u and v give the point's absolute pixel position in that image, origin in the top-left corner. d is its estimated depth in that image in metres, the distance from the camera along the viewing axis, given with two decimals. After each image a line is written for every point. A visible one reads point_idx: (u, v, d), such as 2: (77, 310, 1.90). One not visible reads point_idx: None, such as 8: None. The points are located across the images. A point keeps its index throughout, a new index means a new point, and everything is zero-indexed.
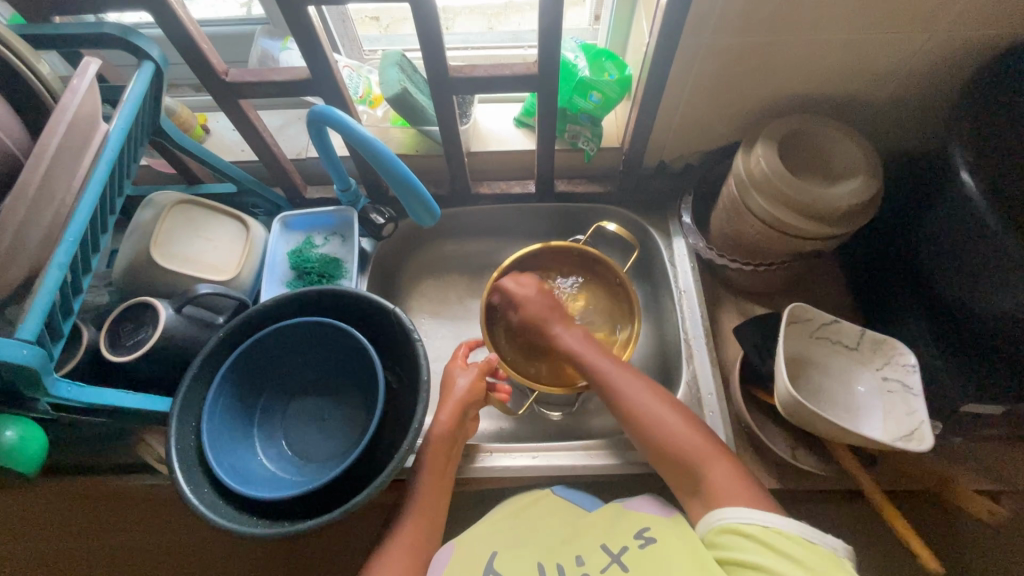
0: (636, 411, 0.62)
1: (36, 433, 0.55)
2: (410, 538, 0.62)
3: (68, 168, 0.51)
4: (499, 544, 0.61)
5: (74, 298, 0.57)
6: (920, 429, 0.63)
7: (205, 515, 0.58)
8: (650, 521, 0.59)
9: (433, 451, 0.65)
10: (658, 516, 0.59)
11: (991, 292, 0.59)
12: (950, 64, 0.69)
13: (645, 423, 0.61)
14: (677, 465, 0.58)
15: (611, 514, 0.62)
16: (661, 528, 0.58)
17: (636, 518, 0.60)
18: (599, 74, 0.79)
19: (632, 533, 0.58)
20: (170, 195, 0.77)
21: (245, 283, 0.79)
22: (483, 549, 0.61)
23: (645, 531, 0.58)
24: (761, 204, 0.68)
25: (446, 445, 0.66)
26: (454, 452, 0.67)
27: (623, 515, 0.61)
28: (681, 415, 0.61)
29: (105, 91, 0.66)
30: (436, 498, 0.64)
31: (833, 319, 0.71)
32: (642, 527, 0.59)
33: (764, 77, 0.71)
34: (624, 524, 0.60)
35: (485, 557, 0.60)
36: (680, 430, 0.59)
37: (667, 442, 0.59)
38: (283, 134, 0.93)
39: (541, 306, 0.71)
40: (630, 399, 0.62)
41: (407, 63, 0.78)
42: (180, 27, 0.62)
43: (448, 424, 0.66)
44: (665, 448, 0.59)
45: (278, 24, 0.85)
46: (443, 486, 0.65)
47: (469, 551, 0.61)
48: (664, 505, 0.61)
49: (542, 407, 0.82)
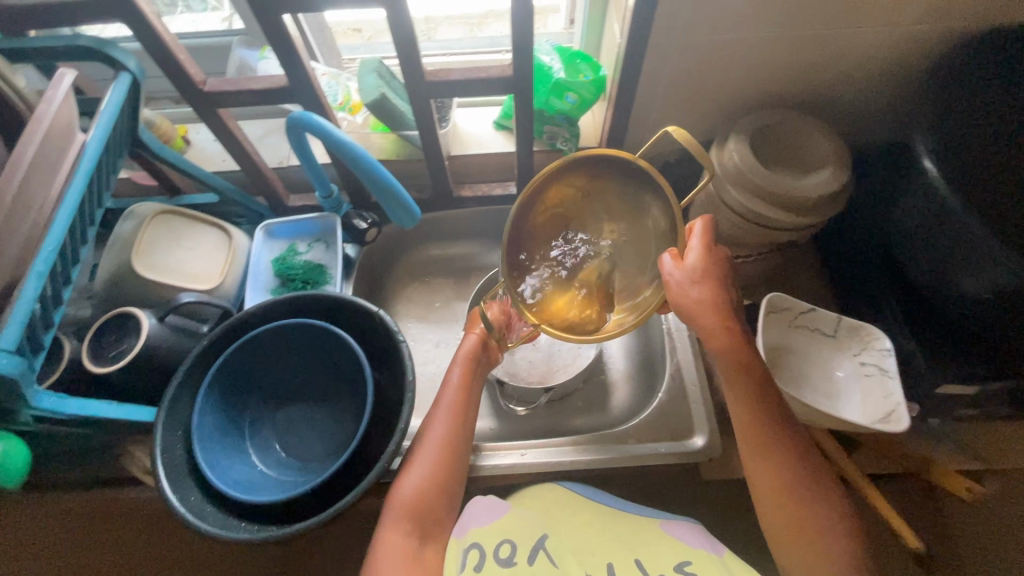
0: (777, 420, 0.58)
1: (20, 446, 0.55)
2: (410, 500, 0.60)
3: (43, 177, 0.51)
4: (550, 528, 0.64)
5: (55, 310, 0.57)
6: (896, 411, 0.65)
7: (193, 522, 0.59)
8: (689, 555, 0.61)
9: (441, 413, 0.65)
10: (700, 550, 0.61)
11: (961, 275, 0.60)
12: (913, 55, 0.71)
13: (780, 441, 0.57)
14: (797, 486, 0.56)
15: (649, 533, 0.64)
16: (702, 564, 0.60)
17: (676, 548, 0.62)
18: (574, 75, 0.81)
19: (671, 565, 0.60)
20: (151, 206, 0.77)
21: (228, 292, 0.79)
22: (536, 527, 0.65)
23: (686, 566, 0.60)
24: (734, 196, 0.70)
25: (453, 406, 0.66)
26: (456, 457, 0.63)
27: (663, 540, 0.63)
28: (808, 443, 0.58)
29: (83, 104, 0.67)
30: (446, 452, 0.63)
31: (811, 307, 0.73)
32: (682, 561, 0.60)
33: (733, 73, 0.73)
34: (666, 548, 0.62)
35: (537, 535, 0.63)
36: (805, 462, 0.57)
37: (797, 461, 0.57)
38: (264, 144, 0.93)
39: (703, 295, 0.54)
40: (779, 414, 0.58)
41: (385, 69, 0.79)
42: (155, 37, 0.62)
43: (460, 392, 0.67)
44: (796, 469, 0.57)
45: (255, 34, 0.86)
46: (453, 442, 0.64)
47: (523, 524, 0.64)
48: (711, 542, 0.62)
49: (509, 402, 0.81)
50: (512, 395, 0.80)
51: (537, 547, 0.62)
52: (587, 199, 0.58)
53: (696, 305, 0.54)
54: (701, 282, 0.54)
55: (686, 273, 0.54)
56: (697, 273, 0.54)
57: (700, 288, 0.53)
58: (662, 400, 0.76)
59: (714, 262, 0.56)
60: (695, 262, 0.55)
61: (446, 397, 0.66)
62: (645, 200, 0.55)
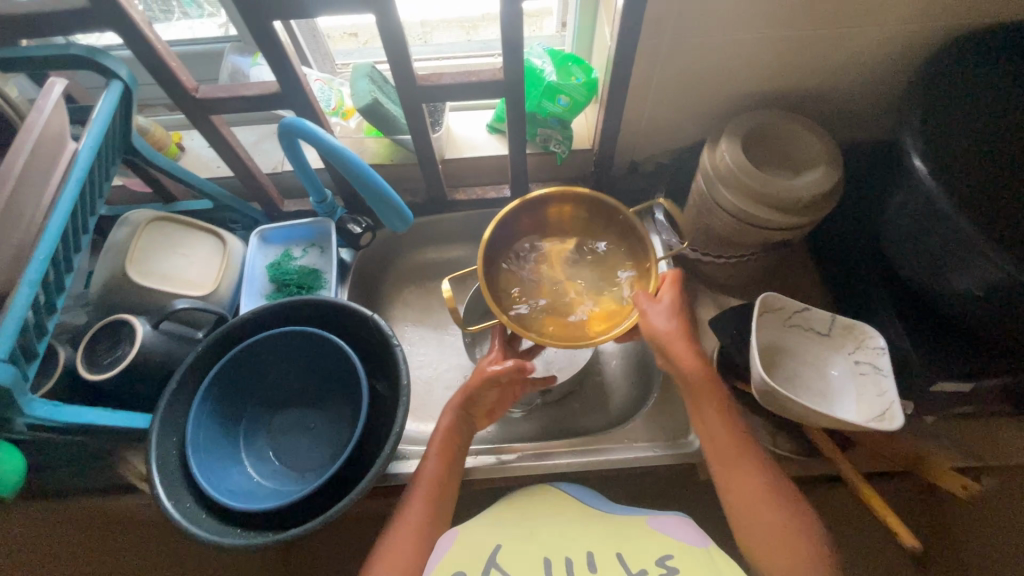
0: (751, 492, 0.58)
1: (14, 456, 0.55)
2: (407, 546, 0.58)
3: (34, 185, 0.52)
4: (502, 538, 0.60)
5: (48, 318, 0.57)
6: (891, 409, 0.65)
7: (187, 528, 0.59)
8: (673, 549, 0.58)
9: (416, 496, 0.61)
10: (685, 543, 0.59)
11: (953, 274, 0.60)
12: (902, 53, 0.71)
13: (763, 515, 0.57)
14: (789, 556, 0.54)
15: (633, 526, 0.62)
16: (684, 557, 0.57)
17: (660, 542, 0.59)
18: (566, 78, 0.81)
19: (654, 558, 0.58)
20: (144, 213, 0.77)
21: (223, 298, 0.79)
22: (487, 539, 0.60)
23: (667, 559, 0.57)
24: (727, 197, 0.70)
25: (431, 486, 0.62)
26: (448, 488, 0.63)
27: (647, 533, 0.60)
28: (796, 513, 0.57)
29: (75, 112, 0.67)
30: (420, 533, 0.59)
31: (804, 306, 0.73)
32: (664, 554, 0.58)
33: (724, 74, 0.73)
34: (649, 542, 0.59)
35: (489, 550, 0.59)
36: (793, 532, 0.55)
37: (781, 534, 0.55)
38: (258, 150, 0.93)
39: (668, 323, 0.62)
40: (753, 483, 0.58)
41: (378, 75, 0.80)
42: (146, 45, 0.62)
43: (440, 464, 0.63)
44: (784, 542, 0.55)
45: (247, 40, 0.86)
46: (427, 524, 0.60)
47: (474, 545, 0.60)
48: (698, 535, 0.59)
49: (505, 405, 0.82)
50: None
51: (488, 565, 0.58)
52: (574, 229, 0.74)
53: (667, 337, 0.61)
54: (674, 316, 0.62)
55: (656, 306, 0.63)
56: (668, 310, 0.63)
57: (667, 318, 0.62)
58: (656, 401, 0.76)
59: (683, 307, 0.64)
60: (668, 299, 0.64)
61: (433, 456, 0.63)
62: (620, 245, 0.72)
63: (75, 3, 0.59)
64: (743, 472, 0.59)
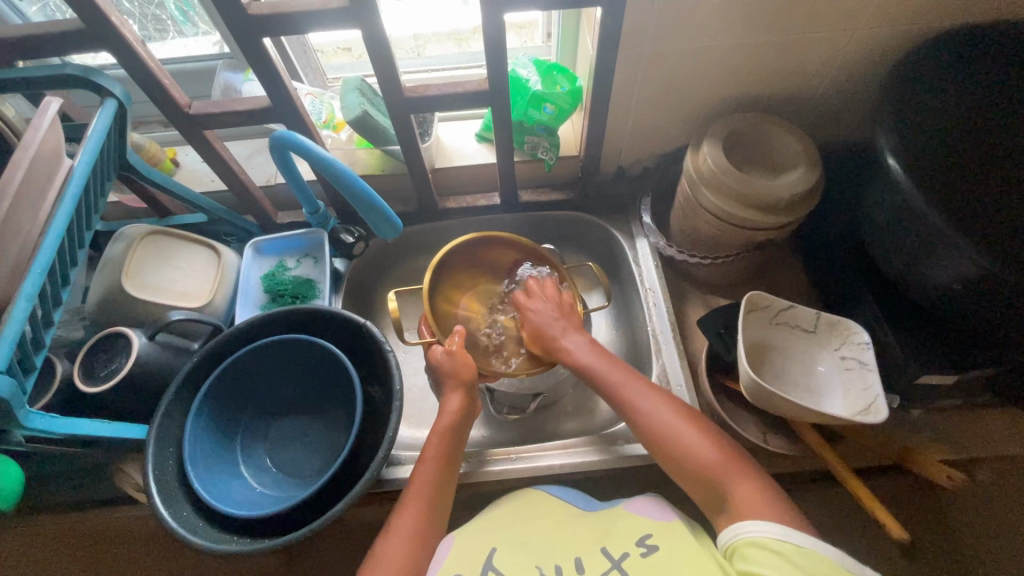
0: (640, 422, 0.62)
1: (11, 469, 0.56)
2: (395, 558, 0.57)
3: (31, 201, 0.53)
4: (498, 541, 0.60)
5: (45, 332, 0.58)
6: (875, 403, 0.66)
7: (185, 537, 0.59)
8: (651, 527, 0.59)
9: (409, 502, 0.61)
10: (662, 521, 0.59)
11: (932, 269, 0.62)
12: (875, 56, 0.73)
13: (666, 439, 0.60)
14: (702, 484, 0.58)
15: (611, 516, 0.61)
16: (663, 535, 0.57)
17: (637, 524, 0.59)
18: (551, 86, 0.83)
19: (634, 540, 0.58)
20: (139, 227, 0.78)
21: (219, 309, 0.80)
22: (483, 543, 0.60)
23: (647, 538, 0.57)
24: (710, 199, 0.72)
25: (426, 493, 0.62)
26: (439, 492, 0.63)
27: (624, 518, 0.61)
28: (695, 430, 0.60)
29: (70, 129, 0.68)
30: (413, 542, 0.58)
31: (790, 304, 0.74)
32: (644, 534, 0.58)
33: (703, 79, 0.75)
34: (626, 527, 0.59)
35: (484, 555, 0.59)
36: (699, 443, 0.59)
37: (685, 456, 0.59)
38: (251, 163, 0.95)
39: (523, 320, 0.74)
40: (647, 412, 0.62)
41: (367, 87, 0.81)
42: (139, 64, 0.64)
43: (434, 468, 0.63)
44: (686, 466, 0.58)
45: (239, 57, 0.88)
46: (424, 533, 0.59)
47: (467, 549, 0.60)
48: (665, 509, 0.60)
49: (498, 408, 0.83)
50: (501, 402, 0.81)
51: (486, 570, 0.58)
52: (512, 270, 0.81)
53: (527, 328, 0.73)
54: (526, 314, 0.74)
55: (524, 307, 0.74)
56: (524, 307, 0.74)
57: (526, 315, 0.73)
58: None
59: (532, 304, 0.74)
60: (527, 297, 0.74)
61: (427, 458, 0.64)
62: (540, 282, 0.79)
63: (70, 25, 0.61)
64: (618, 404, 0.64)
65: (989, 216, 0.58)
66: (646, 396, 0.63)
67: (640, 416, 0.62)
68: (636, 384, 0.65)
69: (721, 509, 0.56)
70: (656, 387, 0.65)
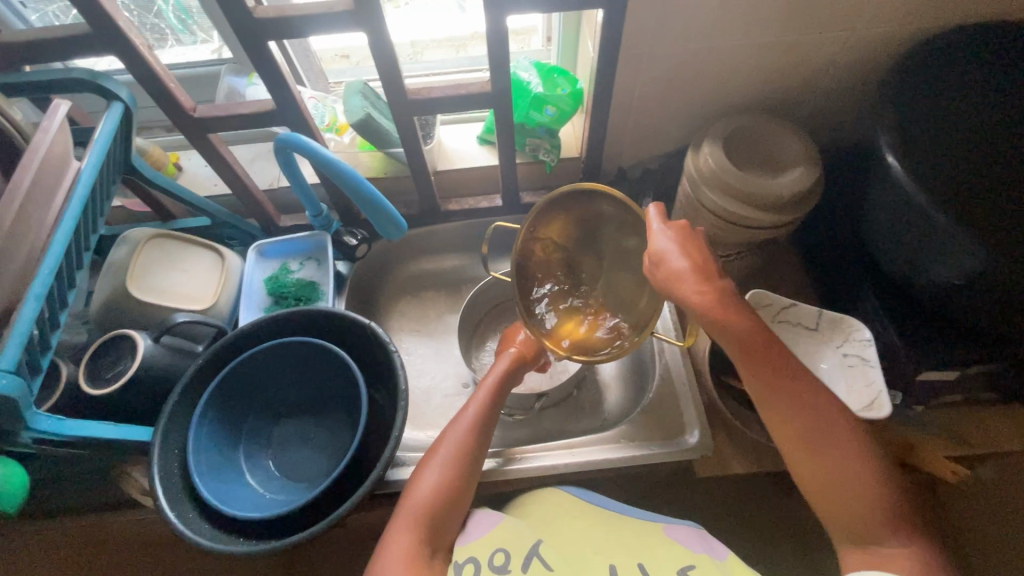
0: (805, 424, 0.53)
1: (18, 471, 0.56)
2: (443, 479, 0.60)
3: (39, 203, 0.53)
4: (544, 534, 0.62)
5: (52, 334, 0.58)
6: (879, 398, 0.67)
7: (191, 539, 0.59)
8: (694, 559, 0.58)
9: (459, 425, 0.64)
10: (703, 553, 0.58)
11: (933, 265, 0.62)
12: (872, 55, 0.74)
13: (826, 460, 0.52)
14: (846, 501, 0.52)
15: (651, 537, 0.62)
16: (705, 566, 0.57)
17: (679, 552, 0.59)
18: (552, 89, 0.84)
19: (676, 569, 0.57)
20: (144, 231, 0.79)
21: (223, 312, 0.80)
22: (530, 535, 0.62)
23: (690, 570, 0.57)
24: (712, 198, 0.72)
25: (464, 436, 0.63)
26: (488, 427, 0.65)
27: (665, 542, 0.60)
28: (865, 475, 0.52)
29: (77, 133, 0.69)
30: (459, 465, 0.62)
31: (791, 302, 0.75)
32: (687, 565, 0.58)
33: (703, 81, 0.76)
34: (668, 554, 0.59)
35: (531, 541, 0.61)
36: (860, 472, 0.52)
37: (851, 489, 0.51)
38: (255, 167, 0.95)
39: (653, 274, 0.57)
40: (804, 419, 0.53)
41: (370, 91, 0.82)
42: (146, 69, 0.65)
43: (484, 400, 0.66)
44: (842, 499, 0.52)
45: (242, 61, 0.89)
46: (469, 463, 0.62)
47: (515, 533, 0.62)
48: (715, 546, 0.59)
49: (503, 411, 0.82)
50: (505, 404, 0.81)
51: (530, 556, 0.60)
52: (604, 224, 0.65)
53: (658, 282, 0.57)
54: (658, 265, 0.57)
55: (653, 260, 0.57)
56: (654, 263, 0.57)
57: (657, 270, 0.57)
58: (652, 401, 0.77)
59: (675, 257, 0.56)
60: (659, 247, 0.57)
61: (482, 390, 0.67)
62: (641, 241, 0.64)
63: (77, 30, 0.62)
64: (779, 415, 0.54)
65: (1014, 231, 0.57)
66: (830, 412, 0.54)
67: (792, 419, 0.54)
68: (817, 395, 0.54)
69: (859, 546, 0.51)
70: (822, 391, 0.54)
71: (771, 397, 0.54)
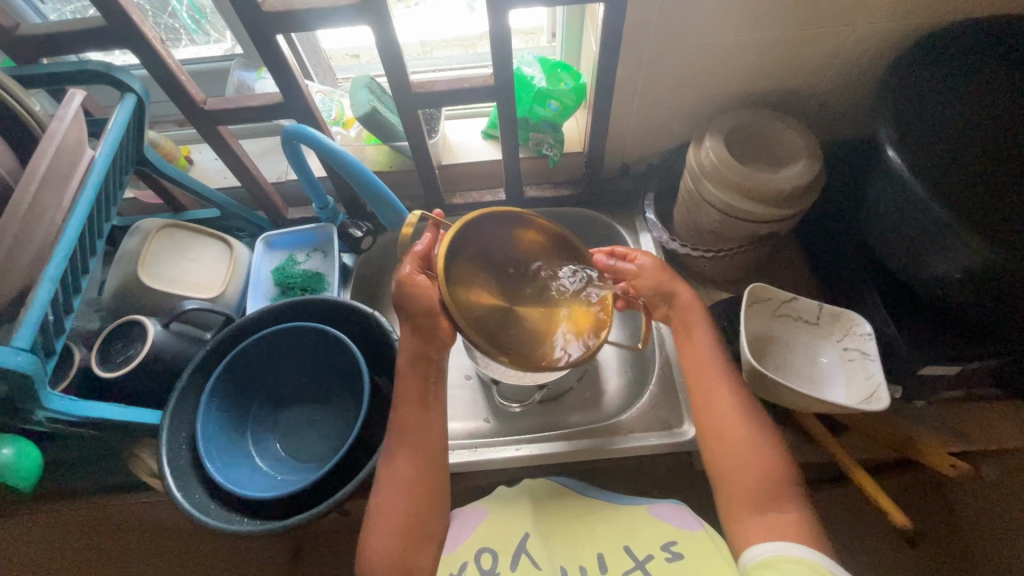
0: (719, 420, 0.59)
1: (30, 450, 0.58)
2: (398, 519, 0.57)
3: (55, 189, 0.55)
4: (531, 527, 0.64)
5: (66, 318, 0.60)
6: (877, 391, 0.66)
7: (198, 517, 0.61)
8: (675, 535, 0.61)
9: (395, 448, 0.59)
10: (686, 531, 0.61)
11: (933, 258, 0.62)
12: (875, 50, 0.75)
13: (732, 452, 0.57)
14: (754, 486, 0.55)
15: (638, 520, 0.64)
16: (690, 544, 0.59)
17: (662, 530, 0.62)
18: (555, 84, 0.85)
19: (659, 545, 0.60)
20: (154, 221, 0.80)
21: (230, 301, 0.82)
22: (517, 528, 0.64)
23: (672, 545, 0.60)
24: (713, 192, 0.73)
25: (406, 462, 0.59)
26: (432, 434, 0.61)
27: (650, 523, 0.63)
28: (771, 458, 0.56)
29: (92, 125, 0.71)
30: (409, 492, 0.58)
31: (792, 295, 0.74)
32: (670, 541, 0.60)
33: (704, 76, 0.77)
34: (653, 532, 0.62)
35: (518, 538, 0.63)
36: (762, 458, 0.56)
37: (757, 472, 0.55)
38: (264, 161, 0.97)
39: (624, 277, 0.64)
40: (716, 417, 0.59)
41: (376, 85, 0.83)
42: (160, 62, 0.67)
43: (410, 410, 0.60)
44: (762, 485, 0.55)
45: (252, 56, 0.91)
46: (423, 485, 0.59)
47: (502, 531, 0.63)
48: (691, 519, 0.62)
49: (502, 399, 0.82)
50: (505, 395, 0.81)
51: (517, 551, 0.61)
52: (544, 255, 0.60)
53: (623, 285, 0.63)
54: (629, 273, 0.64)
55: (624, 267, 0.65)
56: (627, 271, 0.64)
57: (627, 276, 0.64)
58: (653, 392, 0.78)
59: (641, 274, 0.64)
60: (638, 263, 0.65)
61: (405, 398, 0.61)
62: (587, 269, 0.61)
63: (93, 24, 0.64)
64: (713, 409, 0.60)
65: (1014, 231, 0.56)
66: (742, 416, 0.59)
67: (711, 416, 0.59)
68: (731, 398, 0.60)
69: (760, 511, 0.54)
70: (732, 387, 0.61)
71: (699, 393, 0.61)
